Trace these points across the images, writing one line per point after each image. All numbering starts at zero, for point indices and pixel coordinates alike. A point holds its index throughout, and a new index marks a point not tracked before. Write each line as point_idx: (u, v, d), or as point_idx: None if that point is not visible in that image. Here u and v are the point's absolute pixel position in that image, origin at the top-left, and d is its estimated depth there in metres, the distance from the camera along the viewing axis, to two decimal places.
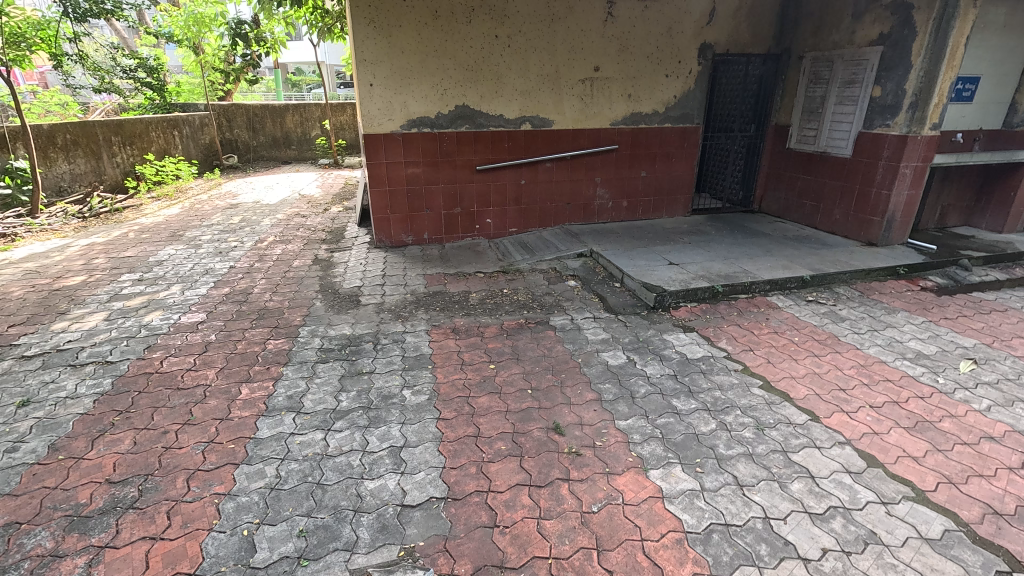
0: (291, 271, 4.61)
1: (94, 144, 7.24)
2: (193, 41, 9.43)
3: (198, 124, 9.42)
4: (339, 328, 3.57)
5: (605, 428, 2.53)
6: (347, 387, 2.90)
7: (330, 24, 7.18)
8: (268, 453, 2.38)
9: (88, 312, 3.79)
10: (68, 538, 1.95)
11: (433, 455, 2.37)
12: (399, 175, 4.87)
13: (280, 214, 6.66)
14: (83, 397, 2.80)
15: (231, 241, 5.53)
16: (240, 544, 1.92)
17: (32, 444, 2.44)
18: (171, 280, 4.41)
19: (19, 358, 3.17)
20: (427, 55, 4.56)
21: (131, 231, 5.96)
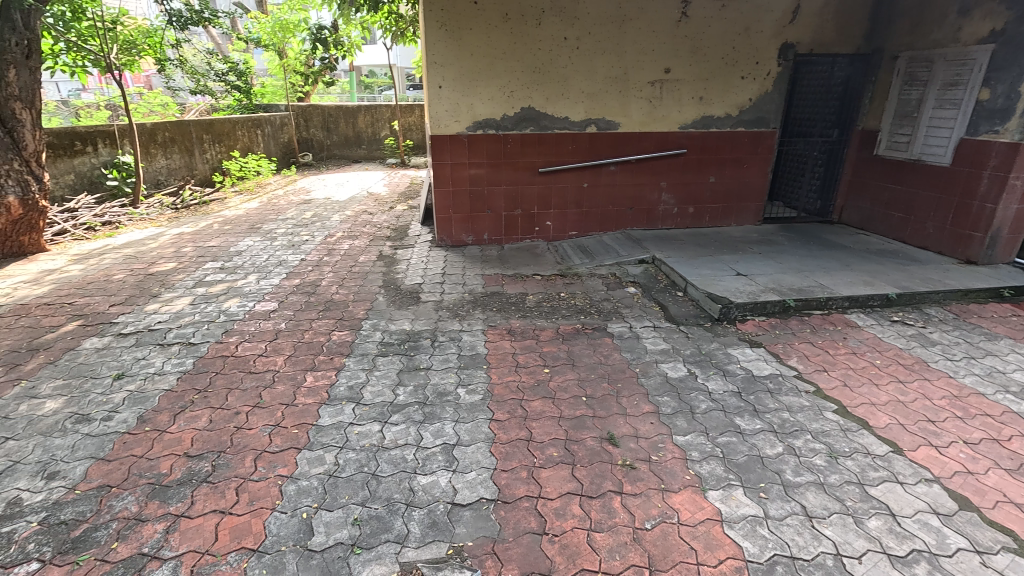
0: (357, 266, 4.80)
1: (188, 142, 7.87)
2: (278, 46, 10.06)
3: (278, 124, 10.03)
4: (399, 324, 3.67)
5: (661, 443, 2.44)
6: (405, 381, 2.98)
7: (404, 28, 7.42)
8: (328, 441, 2.48)
9: (177, 296, 4.12)
10: (150, 504, 2.11)
11: (485, 455, 2.37)
12: (462, 176, 4.95)
13: (348, 210, 6.95)
14: (168, 374, 3.04)
15: (303, 235, 5.83)
16: (299, 526, 2.01)
17: (124, 414, 2.68)
18: (249, 269, 4.71)
19: (117, 335, 3.49)
20: (496, 58, 4.61)
21: (216, 223, 6.42)
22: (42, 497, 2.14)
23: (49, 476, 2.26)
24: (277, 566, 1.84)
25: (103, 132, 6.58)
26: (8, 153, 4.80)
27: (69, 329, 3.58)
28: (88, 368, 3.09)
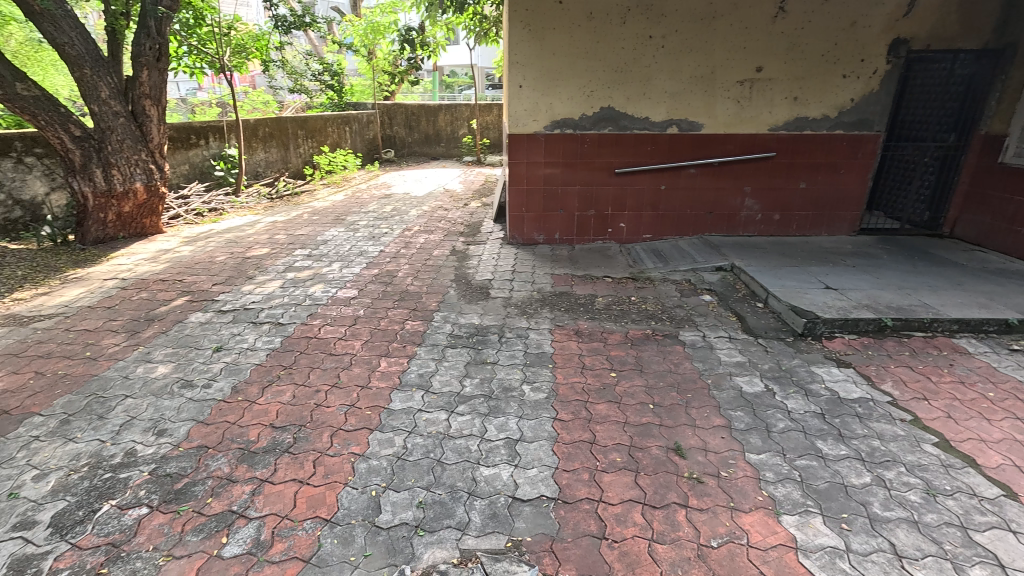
0: (431, 260, 4.96)
1: (284, 137, 8.51)
2: (369, 48, 10.60)
3: (365, 121, 10.60)
4: (469, 317, 3.76)
5: (732, 459, 2.33)
6: (471, 373, 3.05)
7: (487, 29, 7.55)
8: (398, 424, 2.59)
9: (270, 279, 4.47)
10: (240, 467, 2.31)
11: (547, 454, 2.38)
12: (537, 175, 4.97)
13: (425, 206, 7.20)
14: (259, 349, 3.31)
15: (383, 227, 6.12)
16: (368, 502, 2.12)
17: (221, 383, 2.95)
18: (333, 258, 5.02)
19: (218, 311, 3.85)
20: (578, 57, 4.59)
21: (305, 213, 6.89)
22: (152, 451, 2.41)
23: (158, 432, 2.54)
24: (347, 538, 1.95)
25: (214, 127, 7.28)
26: (138, 145, 5.40)
27: (179, 304, 3.99)
28: (193, 340, 3.43)
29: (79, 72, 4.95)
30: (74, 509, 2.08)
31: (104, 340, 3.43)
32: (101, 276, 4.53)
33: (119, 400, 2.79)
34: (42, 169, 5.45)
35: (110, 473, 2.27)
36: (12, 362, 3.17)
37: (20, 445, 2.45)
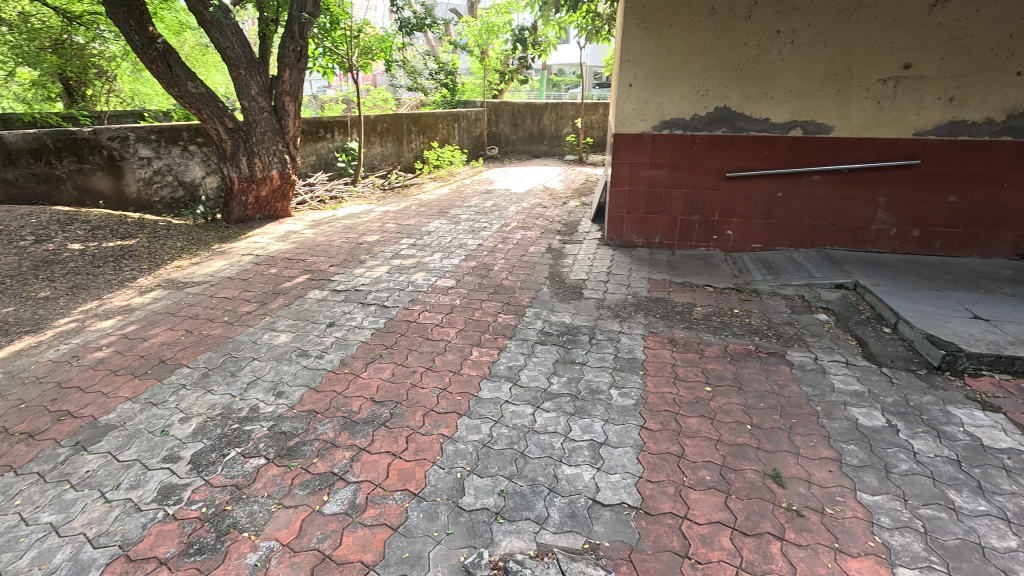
0: (527, 256, 5.04)
1: (399, 133, 9.12)
2: (482, 48, 10.95)
3: (473, 118, 11.00)
4: (560, 316, 3.77)
5: (841, 496, 2.11)
6: (560, 371, 3.06)
7: (599, 27, 7.45)
8: (485, 412, 2.68)
9: (378, 264, 4.82)
10: (342, 433, 2.53)
11: (631, 461, 2.33)
12: (641, 176, 4.84)
13: (524, 203, 7.31)
14: (365, 328, 3.58)
15: (483, 222, 6.32)
16: (453, 483, 2.21)
17: (331, 355, 3.24)
18: (435, 248, 5.28)
19: (332, 290, 4.22)
20: (694, 55, 4.39)
21: (413, 205, 7.31)
22: (272, 409, 2.71)
23: (278, 394, 2.85)
24: (432, 513, 2.06)
25: (340, 122, 7.98)
26: (277, 137, 6.05)
27: (300, 281, 4.43)
28: (311, 314, 3.80)
29: (236, 72, 5.65)
30: (209, 451, 2.41)
31: (240, 307, 3.92)
32: (240, 252, 5.16)
33: (249, 361, 3.17)
34: (201, 157, 6.27)
35: (238, 424, 2.59)
36: (170, 320, 3.72)
37: (172, 391, 2.87)
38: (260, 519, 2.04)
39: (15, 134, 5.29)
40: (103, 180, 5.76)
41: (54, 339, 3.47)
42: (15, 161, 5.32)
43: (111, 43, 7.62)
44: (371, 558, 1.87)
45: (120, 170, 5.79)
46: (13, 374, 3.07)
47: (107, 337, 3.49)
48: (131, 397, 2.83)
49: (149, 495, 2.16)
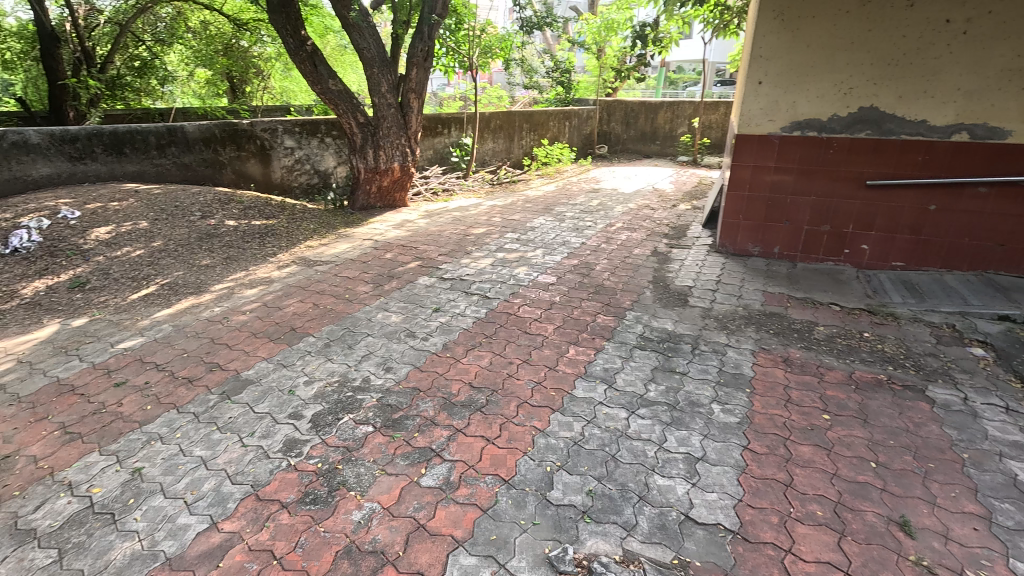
0: (630, 258, 4.92)
1: (511, 129, 9.38)
2: (600, 45, 10.81)
3: (584, 117, 10.96)
4: (662, 322, 3.64)
5: (987, 561, 1.82)
6: (658, 379, 2.96)
7: (728, 20, 7.01)
8: (578, 411, 2.67)
9: (483, 256, 4.99)
10: (441, 413, 2.67)
11: (731, 482, 2.19)
12: (763, 181, 4.50)
13: (631, 203, 7.14)
14: (468, 316, 3.74)
15: (587, 220, 6.27)
16: (542, 476, 2.24)
17: (435, 339, 3.43)
18: (538, 244, 5.34)
19: (440, 278, 4.44)
20: (839, 48, 3.98)
21: (519, 200, 7.45)
22: (381, 382, 2.94)
23: (386, 369, 3.08)
24: (520, 502, 2.11)
25: (457, 119, 8.38)
26: (400, 131, 6.48)
27: (412, 267, 4.73)
28: (419, 298, 4.05)
29: (370, 71, 6.14)
30: (327, 413, 2.67)
31: (358, 287, 4.27)
32: (361, 236, 5.63)
33: (364, 337, 3.46)
34: (335, 148, 7.00)
35: (351, 392, 2.85)
36: (301, 293, 4.17)
37: (299, 356, 3.23)
38: (365, 481, 2.23)
39: (192, 125, 6.06)
40: (255, 165, 6.52)
41: (211, 301, 4.04)
42: (191, 148, 6.10)
43: (269, 45, 8.58)
44: (461, 534, 1.96)
45: (269, 157, 6.57)
46: (179, 327, 3.63)
47: (250, 304, 3.99)
48: (266, 357, 3.22)
49: (276, 446, 2.45)
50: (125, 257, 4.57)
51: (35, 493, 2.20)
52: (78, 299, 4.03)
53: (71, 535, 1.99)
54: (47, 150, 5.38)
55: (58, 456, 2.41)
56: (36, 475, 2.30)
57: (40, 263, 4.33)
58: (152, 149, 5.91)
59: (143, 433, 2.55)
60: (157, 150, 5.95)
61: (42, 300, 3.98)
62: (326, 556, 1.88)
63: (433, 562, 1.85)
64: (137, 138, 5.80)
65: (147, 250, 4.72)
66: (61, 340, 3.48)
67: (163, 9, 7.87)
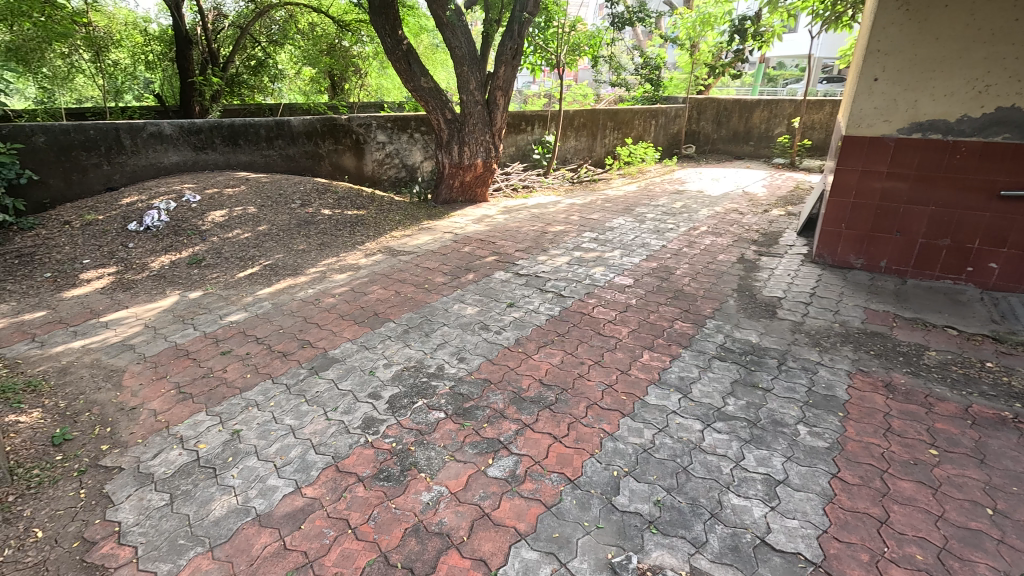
0: (714, 264, 4.69)
1: (594, 127, 9.31)
2: (694, 40, 10.33)
3: (672, 116, 10.63)
4: (745, 334, 3.44)
5: None
6: (737, 393, 2.80)
7: (841, 12, 6.40)
8: (649, 418, 2.60)
9: (560, 254, 4.98)
10: (510, 406, 2.71)
11: (815, 511, 2.04)
12: (872, 187, 4.11)
13: (718, 207, 6.80)
14: (541, 313, 3.76)
15: (669, 223, 6.06)
16: (609, 480, 2.21)
17: (508, 333, 3.48)
18: (617, 245, 5.24)
19: (516, 273, 4.49)
20: (976, 41, 3.54)
21: (599, 200, 7.34)
22: (454, 371, 3.03)
23: (460, 359, 3.17)
24: (584, 503, 2.09)
25: (541, 117, 8.43)
26: (485, 128, 6.61)
27: (489, 261, 4.82)
28: (494, 293, 4.12)
29: (460, 69, 6.29)
30: (403, 396, 2.80)
31: (437, 278, 4.42)
32: (442, 229, 5.83)
33: (440, 326, 3.58)
34: (423, 143, 7.37)
35: (426, 378, 2.96)
36: (384, 280, 4.39)
37: (380, 339, 3.41)
38: (435, 465, 2.31)
39: (298, 120, 6.54)
40: (350, 158, 6.95)
41: (305, 283, 4.37)
42: (296, 141, 6.58)
43: (368, 45, 9.03)
44: (524, 527, 1.98)
45: (363, 151, 6.98)
46: (276, 305, 3.96)
47: (339, 288, 4.27)
48: (351, 338, 3.42)
49: (356, 423, 2.60)
50: (235, 239, 5.04)
51: (153, 443, 2.49)
52: (195, 274, 4.51)
53: (180, 484, 2.24)
54: (177, 140, 5.97)
55: (173, 412, 2.72)
56: (155, 426, 2.61)
57: (167, 241, 4.90)
58: (262, 141, 6.42)
59: (242, 399, 2.82)
60: (267, 143, 6.45)
61: (166, 273, 4.51)
62: (396, 531, 1.98)
63: (496, 551, 1.88)
64: (250, 131, 6.33)
65: (253, 233, 5.18)
66: (180, 309, 3.92)
67: (278, 14, 8.56)
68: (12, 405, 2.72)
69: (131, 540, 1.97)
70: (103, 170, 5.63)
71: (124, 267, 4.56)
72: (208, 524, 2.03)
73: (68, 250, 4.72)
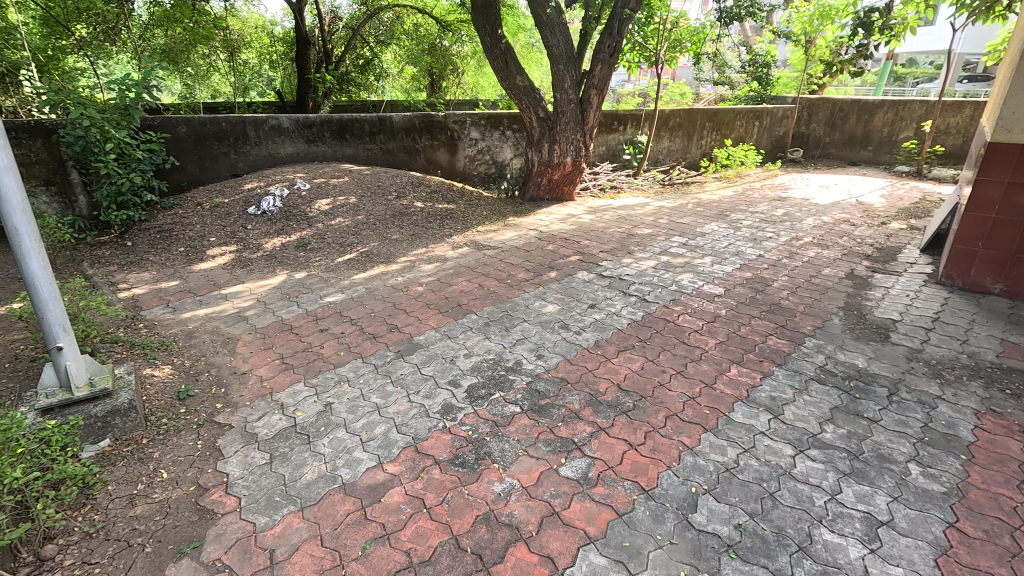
0: (817, 278, 4.33)
1: (690, 128, 8.98)
2: (810, 35, 9.53)
3: (778, 117, 9.98)
4: (850, 357, 3.14)
5: None
6: (838, 421, 2.56)
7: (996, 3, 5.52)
8: (735, 437, 2.45)
9: (646, 257, 4.84)
10: (586, 408, 2.68)
11: (925, 561, 1.82)
12: (1021, 203, 3.59)
13: (825, 216, 6.26)
14: (623, 316, 3.68)
15: (769, 231, 5.67)
16: (686, 495, 2.12)
17: (588, 334, 3.44)
18: (708, 252, 4.99)
19: (599, 275, 4.43)
20: None
21: (691, 203, 7.04)
22: (532, 367, 3.05)
23: (538, 355, 3.19)
24: (658, 515, 2.02)
25: (635, 116, 8.24)
26: (577, 127, 6.56)
27: (572, 260, 4.80)
28: (576, 292, 4.09)
29: (556, 67, 6.28)
30: (481, 386, 2.87)
31: (520, 274, 4.48)
32: (528, 226, 5.88)
33: (520, 321, 3.62)
34: (514, 140, 7.60)
35: (504, 372, 3.02)
36: (469, 273, 4.52)
37: (462, 330, 3.51)
38: (508, 458, 2.34)
39: (398, 116, 6.89)
40: (443, 154, 7.25)
41: (396, 271, 4.61)
42: (395, 136, 6.94)
43: (466, 45, 9.47)
44: (594, 531, 1.96)
45: (456, 147, 7.27)
46: (369, 290, 4.21)
47: (427, 277, 4.45)
48: (435, 326, 3.56)
49: (436, 408, 2.70)
50: (336, 226, 5.42)
51: (258, 407, 2.76)
52: (301, 256, 4.92)
53: (279, 446, 2.46)
54: (292, 133, 6.52)
55: (276, 380, 2.99)
56: (261, 391, 2.89)
57: (279, 224, 5.38)
58: (366, 136, 6.83)
59: (336, 374, 3.03)
60: (370, 137, 6.86)
61: (277, 254, 4.95)
62: (468, 517, 2.03)
63: (564, 551, 1.88)
64: (356, 125, 6.75)
65: (352, 221, 5.54)
66: (287, 287, 4.30)
67: (386, 16, 9.07)
68: (149, 359, 3.13)
69: (236, 491, 2.20)
70: (230, 158, 6.29)
71: (243, 246, 5.08)
72: (300, 486, 2.22)
73: (198, 228, 5.34)
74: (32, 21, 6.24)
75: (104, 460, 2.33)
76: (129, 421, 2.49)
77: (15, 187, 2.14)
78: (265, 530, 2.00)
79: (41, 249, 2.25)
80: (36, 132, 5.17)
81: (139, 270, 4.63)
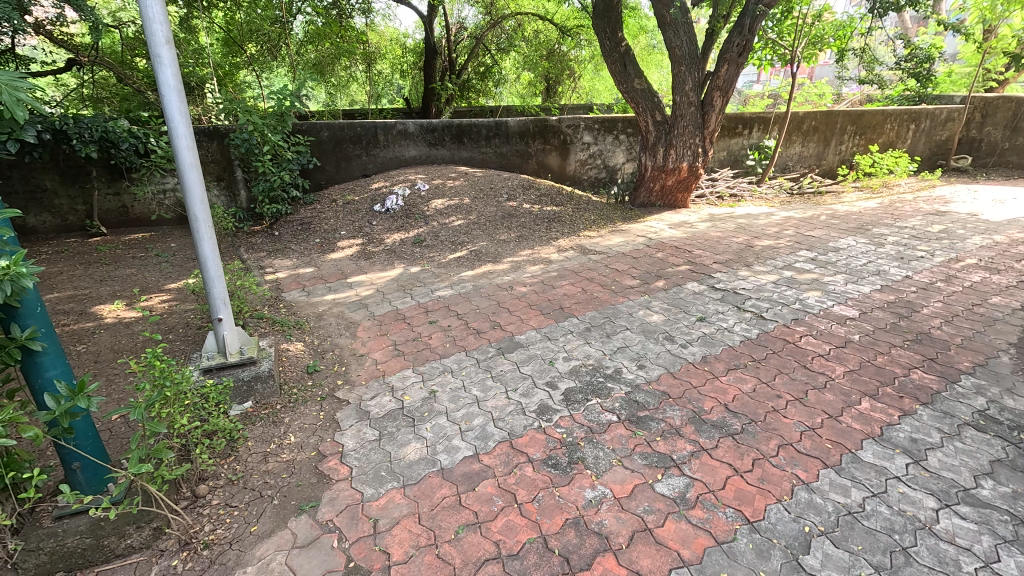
0: (983, 307, 3.69)
1: (829, 131, 8.15)
2: (990, 25, 8.15)
3: (942, 118, 8.67)
4: (1022, 404, 2.64)
5: None
6: (999, 477, 2.17)
7: None
8: (862, 478, 2.18)
9: (766, 271, 4.48)
10: (688, 426, 2.55)
11: None
12: None
13: (998, 235, 5.33)
14: (735, 332, 3.44)
15: (921, 250, 4.95)
16: (797, 534, 1.93)
17: (694, 348, 3.27)
18: (842, 269, 4.48)
19: (711, 286, 4.18)
20: None
21: (823, 215, 6.38)
22: (632, 377, 2.97)
23: (639, 365, 3.09)
24: (763, 551, 1.86)
25: (763, 118, 7.68)
26: (696, 131, 6.26)
27: (682, 269, 4.59)
28: (685, 303, 3.91)
29: (677, 69, 6.03)
30: (578, 391, 2.86)
31: (626, 281, 4.38)
32: (636, 232, 5.74)
33: (623, 329, 3.54)
34: (627, 145, 7.54)
35: (603, 378, 2.97)
36: (573, 276, 4.52)
37: (562, 333, 3.52)
38: (602, 465, 2.31)
39: (514, 121, 7.08)
40: (555, 158, 7.36)
41: (503, 270, 4.75)
42: (510, 140, 7.16)
43: (585, 49, 9.57)
44: (688, 555, 1.86)
45: (568, 151, 7.34)
46: (476, 287, 4.39)
47: (531, 278, 4.53)
48: (536, 327, 3.62)
49: (532, 407, 2.74)
50: (450, 225, 5.71)
51: (372, 387, 3.01)
52: (417, 252, 5.27)
53: (387, 425, 2.66)
54: (417, 137, 6.98)
55: (389, 364, 3.24)
56: (375, 373, 3.15)
57: (399, 221, 5.80)
58: (482, 140, 7.12)
59: (440, 364, 3.21)
60: (486, 141, 7.14)
61: (396, 249, 5.35)
62: (557, 519, 2.04)
63: (654, 568, 1.81)
64: (474, 130, 7.07)
65: (464, 221, 5.81)
66: (402, 280, 4.62)
67: (509, 23, 9.24)
68: (286, 335, 3.54)
69: (349, 461, 2.42)
70: (362, 160, 6.90)
71: (368, 240, 5.56)
72: (403, 465, 2.38)
73: (331, 222, 5.94)
74: (217, 42, 7.42)
75: (247, 419, 2.70)
76: (267, 388, 2.84)
77: (197, 182, 2.53)
78: (371, 501, 2.17)
79: (211, 233, 2.64)
80: (213, 136, 6.08)
81: (282, 257, 5.27)
